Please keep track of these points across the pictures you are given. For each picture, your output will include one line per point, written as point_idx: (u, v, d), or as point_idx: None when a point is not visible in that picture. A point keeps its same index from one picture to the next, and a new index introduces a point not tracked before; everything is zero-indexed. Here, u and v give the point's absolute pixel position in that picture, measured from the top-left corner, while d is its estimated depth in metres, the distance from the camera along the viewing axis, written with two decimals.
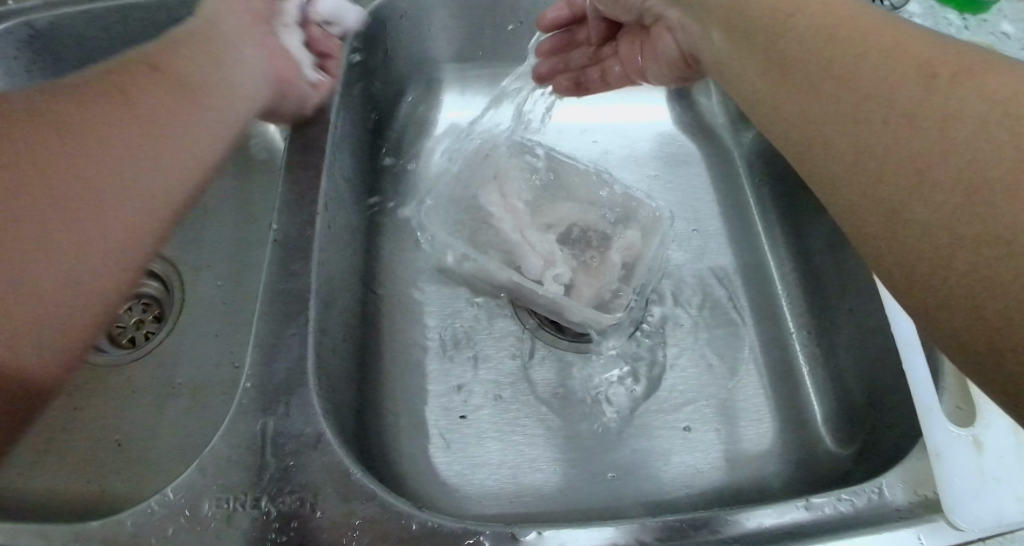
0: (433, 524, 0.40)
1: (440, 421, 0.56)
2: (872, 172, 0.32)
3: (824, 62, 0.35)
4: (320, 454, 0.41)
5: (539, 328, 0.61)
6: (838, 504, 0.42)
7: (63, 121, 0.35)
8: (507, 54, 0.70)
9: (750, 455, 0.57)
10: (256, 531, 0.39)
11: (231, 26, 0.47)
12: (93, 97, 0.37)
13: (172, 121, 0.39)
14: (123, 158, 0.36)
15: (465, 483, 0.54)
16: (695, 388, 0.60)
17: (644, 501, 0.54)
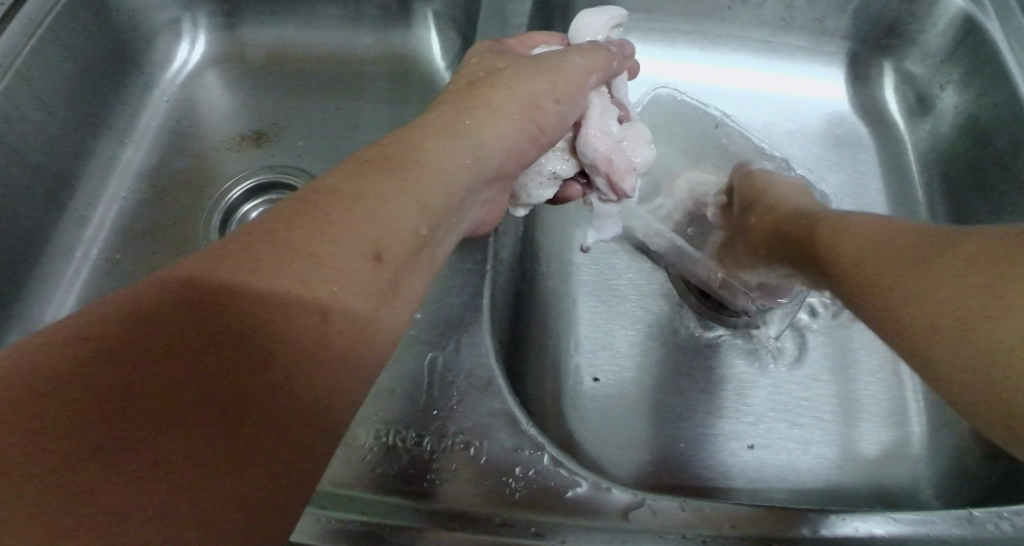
0: (603, 485, 0.37)
1: (578, 374, 0.53)
2: (938, 297, 0.34)
3: (904, 273, 0.37)
4: (489, 397, 0.40)
5: (691, 294, 0.57)
6: (1000, 521, 0.38)
7: (317, 214, 0.31)
8: (688, 9, 0.64)
9: (873, 460, 0.53)
10: (417, 465, 0.38)
11: (542, 82, 0.43)
12: (369, 181, 0.33)
13: (408, 246, 0.33)
14: (345, 294, 0.30)
15: (593, 441, 0.50)
16: (827, 379, 0.55)
17: (750, 486, 0.50)
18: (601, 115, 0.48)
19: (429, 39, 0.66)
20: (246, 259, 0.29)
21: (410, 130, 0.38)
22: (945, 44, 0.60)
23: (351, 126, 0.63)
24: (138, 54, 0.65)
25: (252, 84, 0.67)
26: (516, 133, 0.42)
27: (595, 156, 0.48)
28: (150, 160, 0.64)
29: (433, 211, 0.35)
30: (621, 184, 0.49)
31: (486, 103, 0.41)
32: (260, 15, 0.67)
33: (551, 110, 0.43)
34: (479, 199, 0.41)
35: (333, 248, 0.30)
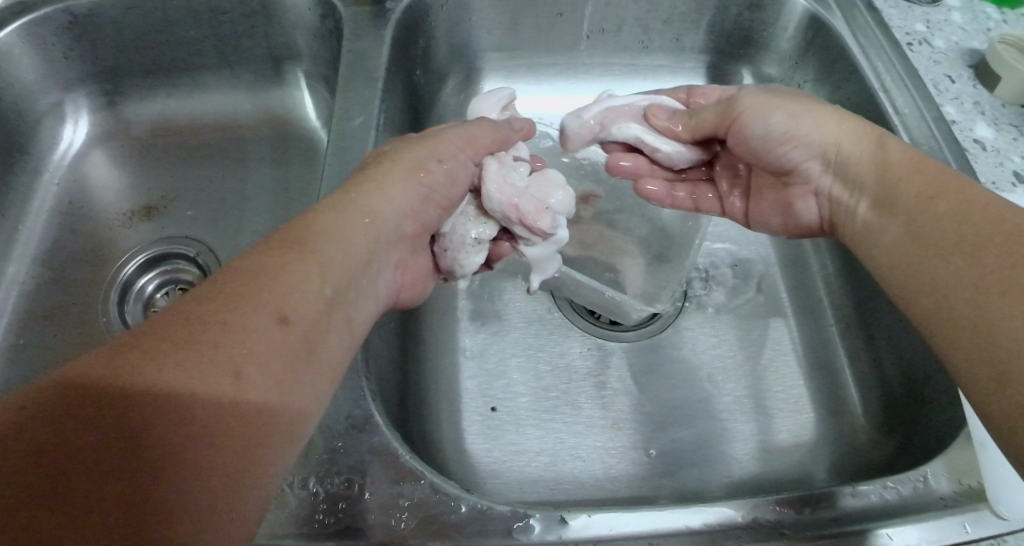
0: (483, 507, 0.40)
1: (474, 406, 0.56)
2: (976, 280, 0.35)
3: (936, 251, 0.39)
4: (369, 436, 0.42)
5: (577, 316, 0.61)
6: (884, 492, 0.42)
7: (236, 287, 0.34)
8: (550, 44, 0.69)
9: (788, 449, 0.56)
10: (304, 512, 0.39)
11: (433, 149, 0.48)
12: (280, 256, 0.36)
13: (321, 311, 0.36)
14: (268, 358, 0.33)
15: (505, 470, 0.53)
16: (733, 380, 0.58)
17: (678, 491, 0.53)
18: (497, 172, 0.50)
19: (303, 98, 0.68)
20: (170, 329, 0.31)
21: (310, 211, 0.41)
22: (797, 45, 0.67)
23: (239, 191, 0.65)
24: (23, 141, 0.66)
25: (143, 159, 0.68)
26: (408, 197, 0.46)
27: (500, 206, 0.49)
28: (45, 244, 0.65)
29: (339, 277, 0.39)
30: (537, 222, 0.49)
31: (376, 178, 0.45)
32: (142, 91, 0.69)
33: (437, 171, 0.47)
34: (384, 264, 0.44)
35: (251, 314, 0.33)
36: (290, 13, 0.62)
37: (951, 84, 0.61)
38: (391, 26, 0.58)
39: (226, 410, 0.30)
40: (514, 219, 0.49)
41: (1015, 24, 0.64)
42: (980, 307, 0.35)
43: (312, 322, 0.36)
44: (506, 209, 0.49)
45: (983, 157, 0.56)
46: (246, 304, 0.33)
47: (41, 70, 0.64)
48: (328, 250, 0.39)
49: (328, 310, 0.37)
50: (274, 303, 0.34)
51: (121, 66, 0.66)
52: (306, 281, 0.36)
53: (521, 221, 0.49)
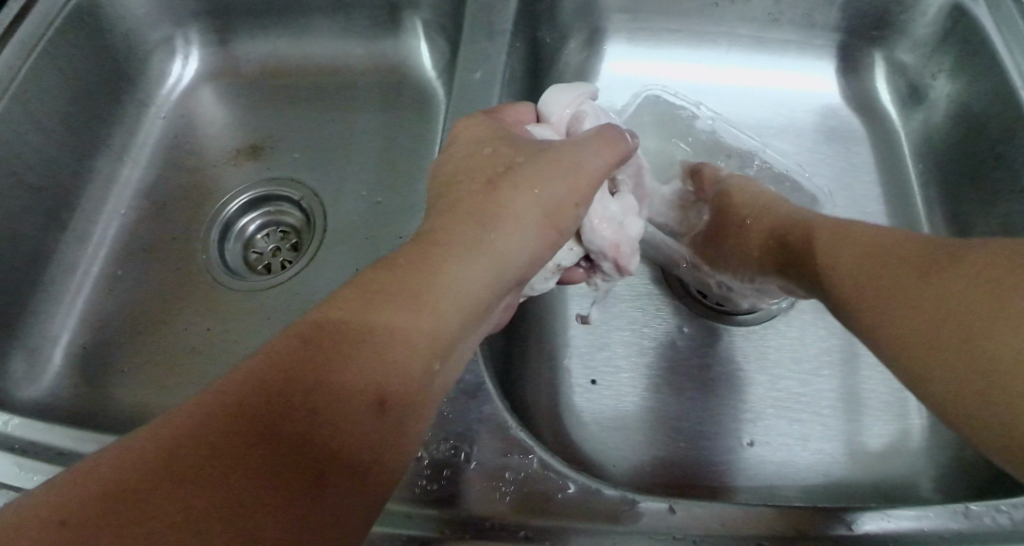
0: (592, 487, 0.38)
1: (575, 377, 0.54)
2: (954, 343, 0.36)
3: (893, 315, 0.40)
4: (478, 403, 0.40)
5: (687, 297, 0.58)
6: (999, 515, 0.38)
7: (374, 299, 0.33)
8: (678, 8, 0.65)
9: (877, 455, 0.52)
10: (409, 475, 0.38)
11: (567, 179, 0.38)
12: (415, 260, 0.35)
13: (450, 326, 0.35)
14: (393, 378, 0.32)
15: (602, 448, 0.51)
16: (828, 374, 0.55)
17: (754, 484, 0.50)
18: (598, 207, 0.43)
19: (419, 48, 0.66)
20: (307, 347, 0.31)
21: (438, 225, 0.37)
22: (935, 31, 0.60)
23: (341, 139, 0.64)
24: (133, 73, 0.66)
25: (249, 97, 0.68)
26: (535, 242, 0.38)
27: (601, 244, 0.44)
28: (148, 177, 0.65)
29: (476, 298, 0.36)
30: (628, 264, 0.46)
31: (502, 211, 0.37)
32: (250, 30, 0.68)
33: (573, 215, 0.39)
34: (499, 306, 0.39)
35: (384, 333, 0.32)
36: None
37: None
38: None
39: (366, 439, 0.30)
40: (606, 257, 0.45)
41: None
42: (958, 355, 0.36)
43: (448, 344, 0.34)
44: (604, 249, 0.44)
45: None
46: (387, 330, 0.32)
47: (155, 2, 0.64)
48: (452, 293, 0.34)
49: (461, 332, 0.35)
50: (413, 326, 0.33)
51: (232, 3, 0.66)
52: (444, 303, 0.34)
53: (612, 259, 0.45)
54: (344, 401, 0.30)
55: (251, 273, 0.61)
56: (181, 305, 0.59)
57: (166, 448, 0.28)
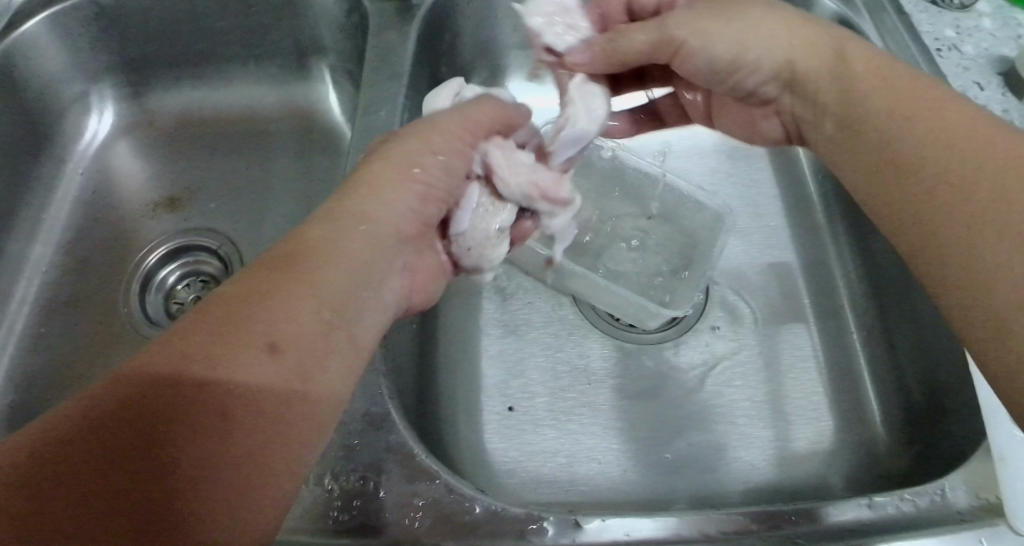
0: (497, 508, 0.39)
1: (491, 405, 0.56)
2: (971, 213, 0.35)
3: (928, 163, 0.38)
4: (385, 434, 0.42)
5: (598, 318, 0.60)
6: (901, 504, 0.42)
7: (273, 269, 0.34)
8: None
9: (805, 456, 0.55)
10: (319, 508, 0.39)
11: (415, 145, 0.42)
12: (310, 229, 0.37)
13: (347, 284, 0.36)
14: (299, 339, 0.33)
15: (521, 470, 0.53)
16: (751, 384, 0.58)
17: (695, 496, 0.52)
18: (504, 155, 0.47)
19: (326, 94, 0.69)
20: (210, 314, 0.32)
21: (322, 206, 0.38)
22: None
23: (262, 184, 0.66)
24: (49, 131, 0.66)
25: (166, 149, 0.69)
26: (404, 199, 0.40)
27: (520, 190, 0.47)
28: (69, 233, 0.65)
29: (366, 258, 0.37)
30: (559, 192, 0.49)
31: (368, 184, 0.40)
32: (168, 83, 0.69)
33: (434, 166, 0.42)
34: (400, 269, 0.40)
35: (281, 301, 0.33)
36: (316, 8, 0.62)
37: (980, 91, 0.60)
38: (416, 23, 0.58)
39: (274, 403, 0.31)
40: (538, 199, 0.48)
41: None
42: (973, 212, 0.35)
43: (339, 295, 0.35)
44: (527, 189, 0.47)
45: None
46: (273, 291, 0.33)
47: (68, 60, 0.65)
48: (329, 258, 0.36)
49: (352, 288, 0.36)
50: (298, 286, 0.34)
51: (146, 58, 0.67)
52: (330, 263, 0.35)
53: (543, 198, 0.48)
54: (234, 356, 0.31)
55: (173, 324, 0.60)
56: (108, 360, 0.59)
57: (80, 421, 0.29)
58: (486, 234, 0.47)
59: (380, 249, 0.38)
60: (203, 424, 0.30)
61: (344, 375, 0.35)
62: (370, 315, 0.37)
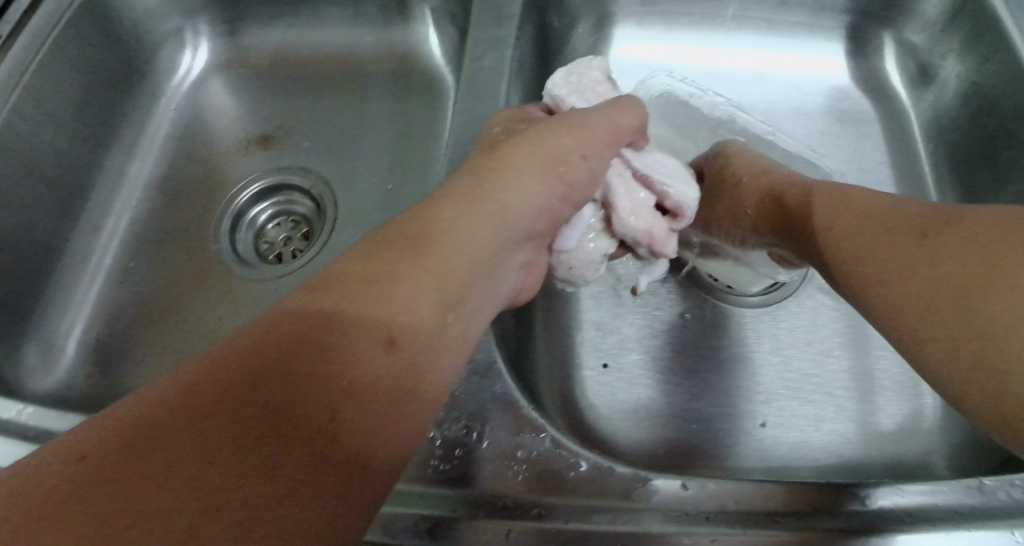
0: (604, 465, 0.38)
1: (588, 360, 0.54)
2: (949, 312, 0.34)
3: (872, 263, 0.38)
4: (490, 384, 0.41)
5: (697, 278, 0.57)
6: (1012, 490, 0.38)
7: (393, 248, 0.33)
8: None
9: (891, 435, 0.52)
10: (422, 454, 0.39)
11: (558, 139, 0.40)
12: (429, 209, 0.36)
13: (463, 270, 0.34)
14: (412, 321, 0.31)
15: (614, 425, 0.51)
16: (841, 356, 0.55)
17: (766, 465, 0.50)
18: (623, 190, 0.43)
19: (429, 36, 0.66)
20: (331, 286, 0.31)
21: (450, 185, 0.38)
22: (945, 10, 0.59)
23: (356, 127, 0.64)
24: (142, 65, 0.66)
25: (258, 90, 0.68)
26: (547, 193, 0.39)
27: (633, 232, 0.43)
28: (158, 169, 0.66)
29: (484, 248, 0.36)
30: (665, 250, 0.45)
31: (513, 171, 0.39)
32: (259, 22, 0.68)
33: (579, 167, 0.40)
34: (513, 261, 0.39)
35: (401, 280, 0.32)
36: None
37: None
38: None
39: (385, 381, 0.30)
40: (646, 245, 0.44)
41: None
42: (944, 309, 0.34)
43: (458, 290, 0.34)
44: (636, 235, 0.44)
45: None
46: (395, 278, 0.32)
47: None
48: (458, 246, 0.34)
49: (472, 282, 0.35)
50: (420, 275, 0.32)
51: None
52: (449, 246, 0.34)
53: (650, 247, 0.44)
54: (355, 341, 0.29)
55: (263, 263, 0.61)
56: (192, 298, 0.59)
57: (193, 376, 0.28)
58: (589, 255, 0.45)
59: (498, 242, 0.37)
60: (314, 396, 0.28)
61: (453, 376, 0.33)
62: (483, 310, 0.36)
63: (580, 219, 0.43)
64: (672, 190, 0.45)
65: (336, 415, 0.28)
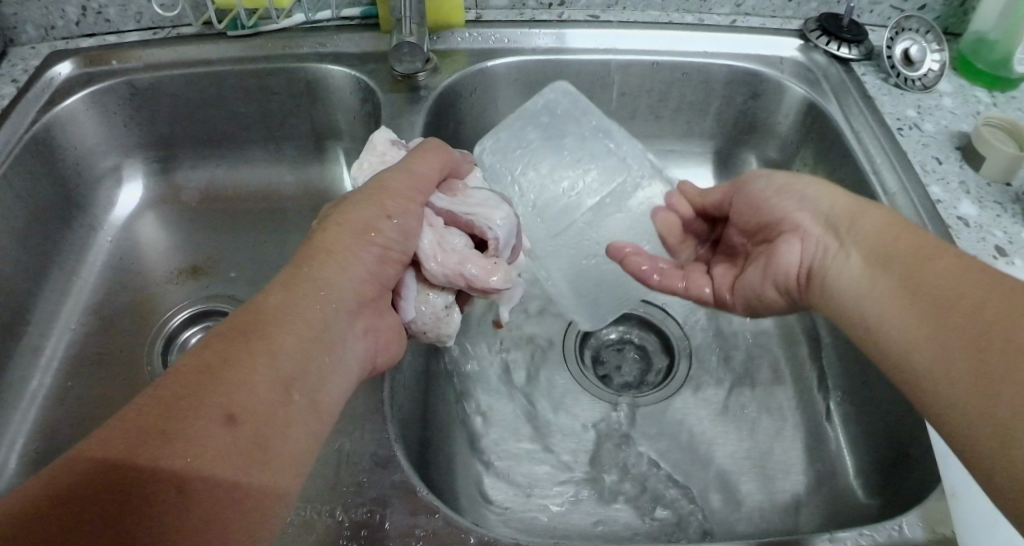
0: (490, 539, 0.44)
1: (489, 458, 0.60)
2: (977, 322, 0.38)
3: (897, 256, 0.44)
4: (391, 472, 0.47)
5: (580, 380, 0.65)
6: (860, 538, 0.45)
7: (233, 339, 0.39)
8: None
9: (783, 505, 0.58)
10: (328, 538, 0.45)
11: (363, 213, 0.48)
12: (263, 300, 0.42)
13: (300, 351, 0.41)
14: (254, 400, 0.38)
15: (513, 518, 0.56)
16: (732, 438, 0.62)
17: (680, 537, 0.55)
18: (433, 236, 0.50)
19: (341, 174, 0.76)
20: (177, 377, 0.37)
21: (283, 273, 0.44)
22: (796, 131, 0.68)
23: (283, 253, 0.73)
24: (82, 198, 0.74)
25: (191, 220, 0.76)
26: (362, 261, 0.47)
27: (447, 278, 0.50)
28: (97, 291, 0.72)
29: (320, 330, 0.43)
30: (488, 281, 0.50)
31: (325, 249, 0.46)
32: (192, 161, 0.77)
33: (388, 228, 0.48)
34: (355, 330, 0.46)
35: (244, 366, 0.38)
36: (335, 95, 0.71)
37: (940, 165, 0.64)
38: (422, 111, 0.63)
39: (239, 449, 0.36)
40: (461, 277, 0.50)
41: (1002, 107, 0.69)
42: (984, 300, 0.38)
43: (294, 369, 0.40)
44: (456, 275, 0.50)
45: (965, 233, 0.58)
46: (233, 363, 0.38)
47: (104, 134, 0.73)
48: (288, 330, 0.41)
49: (307, 361, 0.41)
50: (253, 357, 0.39)
51: (174, 135, 0.75)
52: (281, 332, 0.41)
53: (462, 276, 0.50)
54: (197, 425, 0.35)
55: None
56: None
57: (71, 474, 0.32)
58: (434, 314, 0.52)
59: (334, 321, 0.44)
60: (177, 472, 0.34)
61: (302, 440, 0.40)
62: (331, 382, 0.43)
63: (410, 289, 0.51)
64: (477, 216, 0.53)
65: (186, 492, 0.33)
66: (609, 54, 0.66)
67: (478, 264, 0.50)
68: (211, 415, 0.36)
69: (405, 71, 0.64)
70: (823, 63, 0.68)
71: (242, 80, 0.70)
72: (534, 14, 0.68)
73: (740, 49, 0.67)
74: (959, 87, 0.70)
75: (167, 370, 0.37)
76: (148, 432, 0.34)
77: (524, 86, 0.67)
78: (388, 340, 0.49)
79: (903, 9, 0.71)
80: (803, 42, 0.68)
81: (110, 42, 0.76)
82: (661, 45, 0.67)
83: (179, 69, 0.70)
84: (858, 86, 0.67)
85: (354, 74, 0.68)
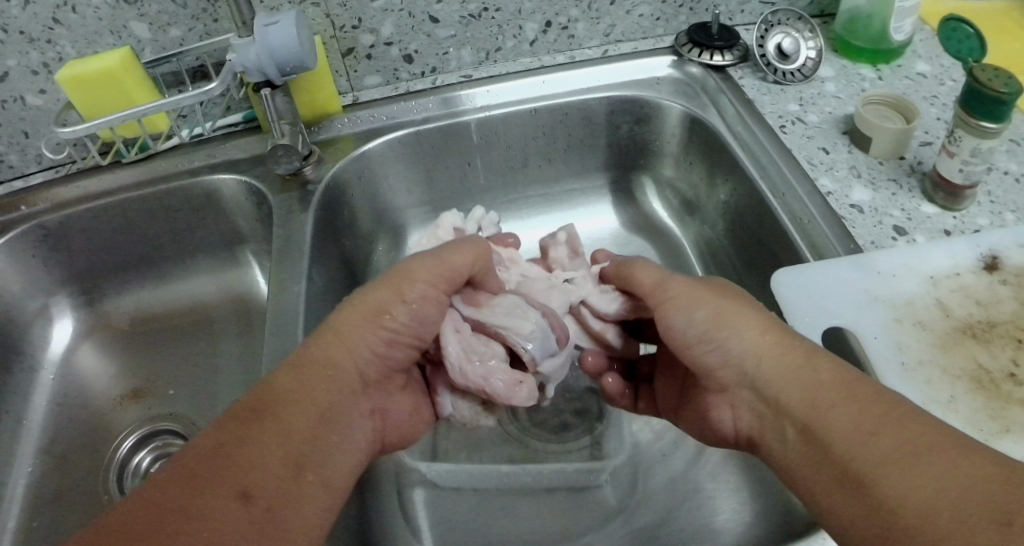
0: None
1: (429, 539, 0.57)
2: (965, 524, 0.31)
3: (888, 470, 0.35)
4: None
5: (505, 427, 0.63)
6: None
7: (246, 423, 0.39)
8: (464, 191, 0.72)
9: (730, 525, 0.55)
10: None
11: (375, 293, 0.48)
12: (272, 377, 0.43)
13: (307, 425, 0.41)
14: (269, 479, 0.38)
15: None
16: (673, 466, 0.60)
17: None
18: (458, 343, 0.51)
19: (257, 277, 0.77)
20: (190, 466, 0.36)
21: (292, 354, 0.45)
22: (679, 144, 0.68)
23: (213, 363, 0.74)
24: (17, 345, 0.73)
25: (129, 346, 0.77)
26: (371, 343, 0.47)
27: (477, 387, 0.51)
28: (46, 434, 0.71)
29: (329, 406, 0.43)
30: (511, 399, 0.50)
31: (335, 328, 0.46)
32: (117, 288, 0.78)
33: (399, 309, 0.47)
34: (362, 410, 0.47)
35: (257, 450, 0.38)
36: (230, 203, 0.72)
37: (829, 154, 0.61)
38: (311, 206, 0.62)
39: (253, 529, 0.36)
40: (489, 391, 0.50)
41: (890, 78, 0.68)
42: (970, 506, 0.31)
43: (305, 447, 0.41)
44: (480, 388, 0.51)
45: (861, 221, 0.56)
46: (247, 444, 0.38)
47: (26, 279, 0.73)
48: (300, 406, 0.42)
49: (318, 437, 0.42)
50: (267, 436, 0.39)
51: (94, 265, 0.76)
52: (294, 413, 0.41)
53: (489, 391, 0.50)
54: (213, 508, 0.35)
55: None
56: None
57: None
58: (472, 411, 0.55)
59: (343, 397, 0.45)
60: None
61: (317, 516, 0.40)
62: (344, 456, 0.44)
63: (445, 390, 0.54)
64: (507, 328, 0.52)
65: None
66: (488, 110, 0.67)
67: (507, 384, 0.50)
68: (224, 497, 0.36)
69: (286, 171, 0.63)
70: (698, 74, 0.68)
71: (142, 203, 0.71)
72: (408, 85, 0.69)
73: (617, 78, 0.68)
74: (842, 68, 0.69)
75: (183, 450, 0.37)
76: (167, 519, 0.34)
77: (409, 157, 0.68)
78: (401, 421, 0.51)
79: (773, 2, 0.71)
80: (676, 57, 0.69)
81: (17, 187, 0.75)
82: (534, 91, 0.68)
83: (86, 204, 0.70)
84: (736, 91, 0.67)
85: (246, 180, 0.69)
